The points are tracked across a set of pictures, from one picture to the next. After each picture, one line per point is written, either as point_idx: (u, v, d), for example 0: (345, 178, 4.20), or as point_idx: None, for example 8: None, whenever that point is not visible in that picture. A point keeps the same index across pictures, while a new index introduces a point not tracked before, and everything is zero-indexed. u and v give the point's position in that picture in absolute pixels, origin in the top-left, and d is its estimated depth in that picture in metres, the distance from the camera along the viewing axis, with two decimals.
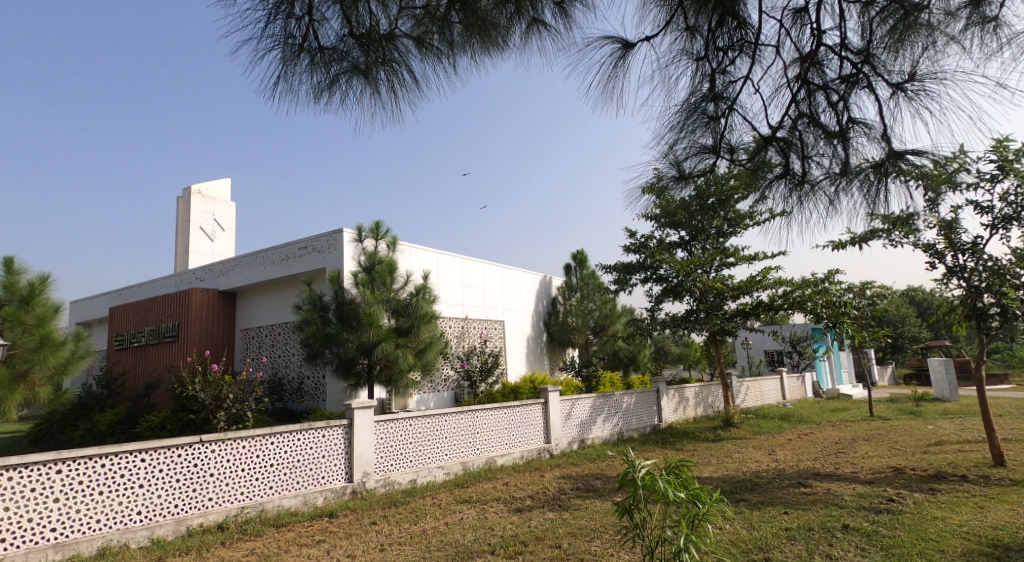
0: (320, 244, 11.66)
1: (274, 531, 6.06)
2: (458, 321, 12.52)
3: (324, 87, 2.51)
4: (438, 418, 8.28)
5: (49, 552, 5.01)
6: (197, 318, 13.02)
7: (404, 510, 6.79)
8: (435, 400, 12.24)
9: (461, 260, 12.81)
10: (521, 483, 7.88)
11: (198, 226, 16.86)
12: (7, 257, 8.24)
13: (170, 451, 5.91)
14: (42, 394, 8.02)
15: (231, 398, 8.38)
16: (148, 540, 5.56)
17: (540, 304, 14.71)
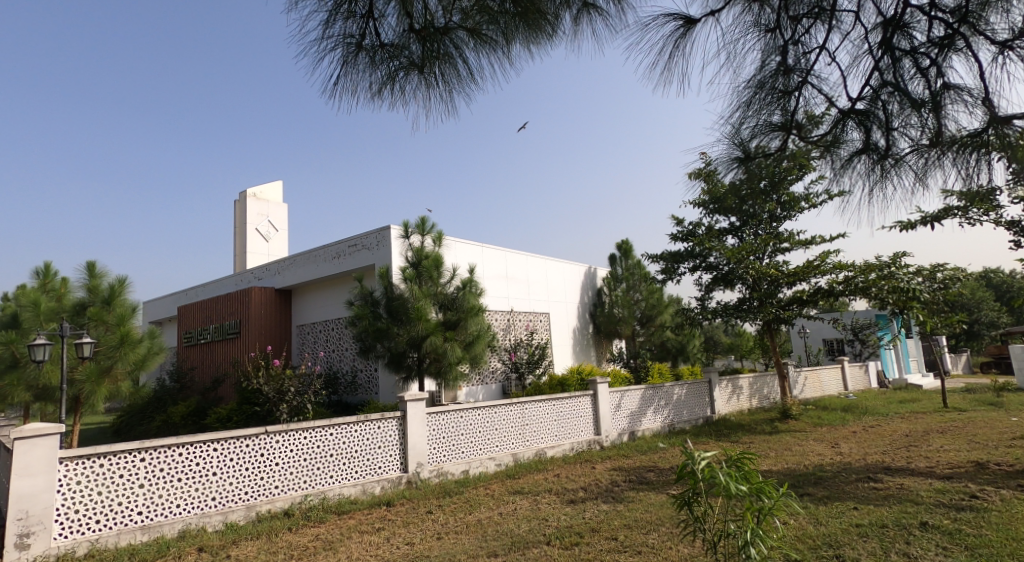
0: (369, 241, 11.93)
1: (337, 518, 6.27)
2: (504, 314, 12.60)
3: (384, 84, 2.59)
4: (488, 410, 8.37)
5: (136, 533, 5.34)
6: (257, 315, 13.55)
7: (459, 500, 6.91)
8: (483, 392, 12.38)
9: (505, 253, 12.85)
10: (573, 474, 7.89)
11: (253, 227, 17.50)
12: (88, 262, 8.76)
13: (238, 441, 6.18)
14: (123, 389, 8.56)
15: (292, 391, 8.72)
16: (222, 524, 5.84)
17: (585, 296, 14.62)
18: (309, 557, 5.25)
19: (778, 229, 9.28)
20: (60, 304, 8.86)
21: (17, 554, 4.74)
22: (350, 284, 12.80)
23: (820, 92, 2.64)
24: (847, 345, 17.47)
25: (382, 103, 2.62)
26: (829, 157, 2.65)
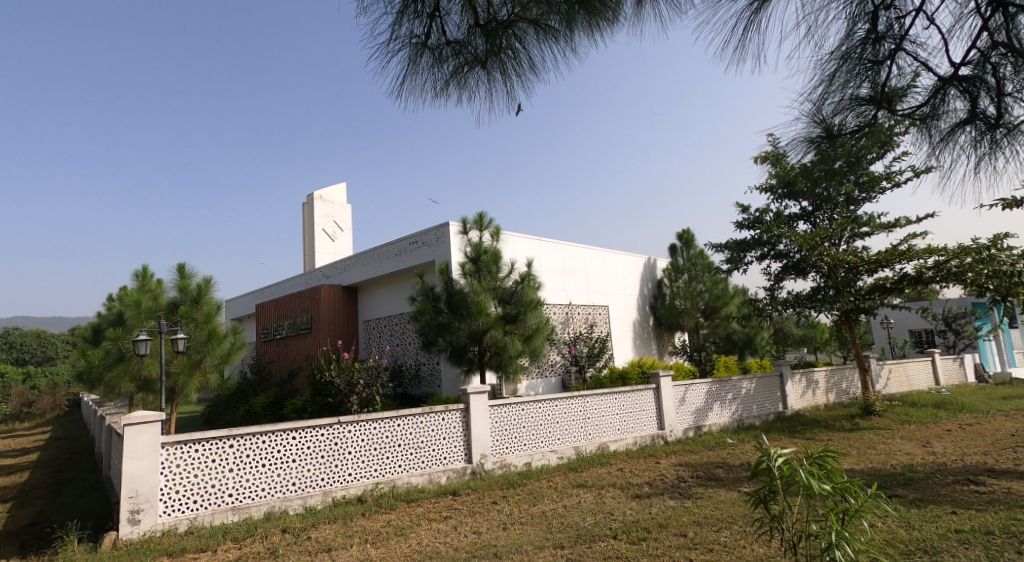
0: (428, 237, 12.16)
1: (406, 505, 6.47)
2: (562, 308, 12.56)
3: (449, 82, 2.67)
4: (550, 403, 8.39)
5: (227, 514, 5.74)
6: (326, 310, 14.11)
7: (523, 491, 6.98)
8: (543, 385, 12.43)
9: (562, 246, 12.80)
10: (637, 469, 7.81)
11: (320, 228, 18.16)
12: (179, 263, 9.34)
13: (314, 430, 6.48)
14: (212, 381, 9.17)
15: (361, 383, 9.04)
16: (302, 508, 6.15)
17: (645, 288, 14.38)
18: (381, 542, 5.45)
19: (856, 213, 8.85)
20: (155, 303, 9.48)
21: (128, 529, 5.24)
22: (412, 279, 13.09)
23: (915, 55, 2.50)
24: (939, 336, 16.46)
25: (445, 99, 2.71)
26: (928, 128, 2.58)
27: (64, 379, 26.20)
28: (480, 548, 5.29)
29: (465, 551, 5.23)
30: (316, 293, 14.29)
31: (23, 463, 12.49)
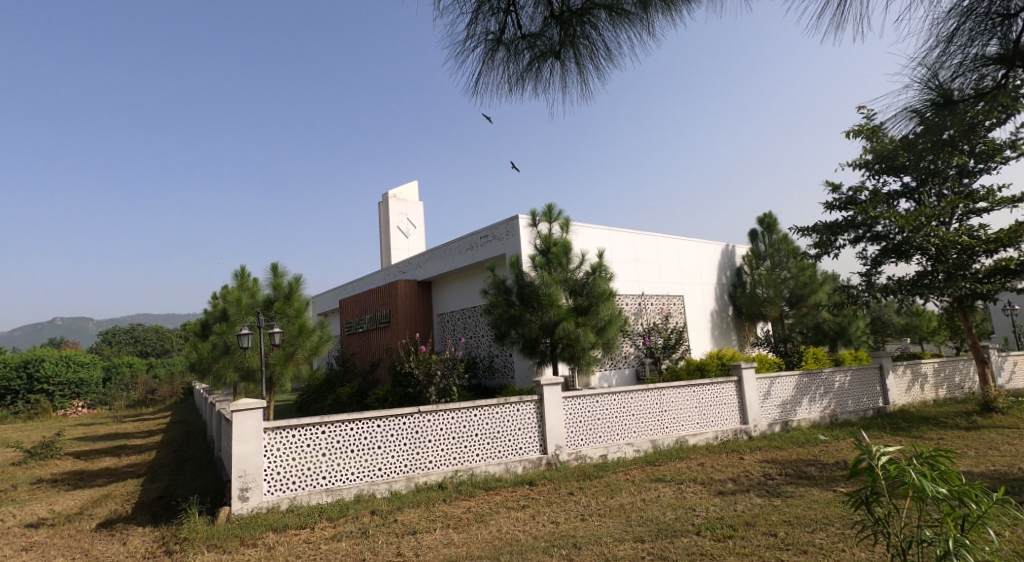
0: (498, 231, 12.24)
1: (485, 493, 6.58)
2: (635, 299, 12.34)
3: (523, 76, 2.66)
4: (624, 396, 8.26)
5: (322, 495, 6.16)
6: (403, 304, 14.54)
7: (600, 483, 6.93)
8: (617, 378, 12.34)
9: (633, 235, 12.53)
10: (719, 464, 7.57)
11: (394, 226, 18.69)
12: (273, 263, 9.88)
13: (396, 419, 6.73)
14: (304, 371, 9.75)
15: (439, 374, 9.25)
16: (388, 492, 6.47)
17: (723, 276, 13.85)
18: (463, 528, 5.57)
19: (970, 187, 8.15)
20: (253, 300, 10.09)
21: (238, 505, 5.82)
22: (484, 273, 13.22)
23: None
24: None
25: (520, 92, 2.71)
26: None
27: (181, 367, 28.85)
28: (559, 538, 5.29)
29: (544, 540, 5.25)
30: (393, 288, 14.75)
31: (148, 443, 13.86)
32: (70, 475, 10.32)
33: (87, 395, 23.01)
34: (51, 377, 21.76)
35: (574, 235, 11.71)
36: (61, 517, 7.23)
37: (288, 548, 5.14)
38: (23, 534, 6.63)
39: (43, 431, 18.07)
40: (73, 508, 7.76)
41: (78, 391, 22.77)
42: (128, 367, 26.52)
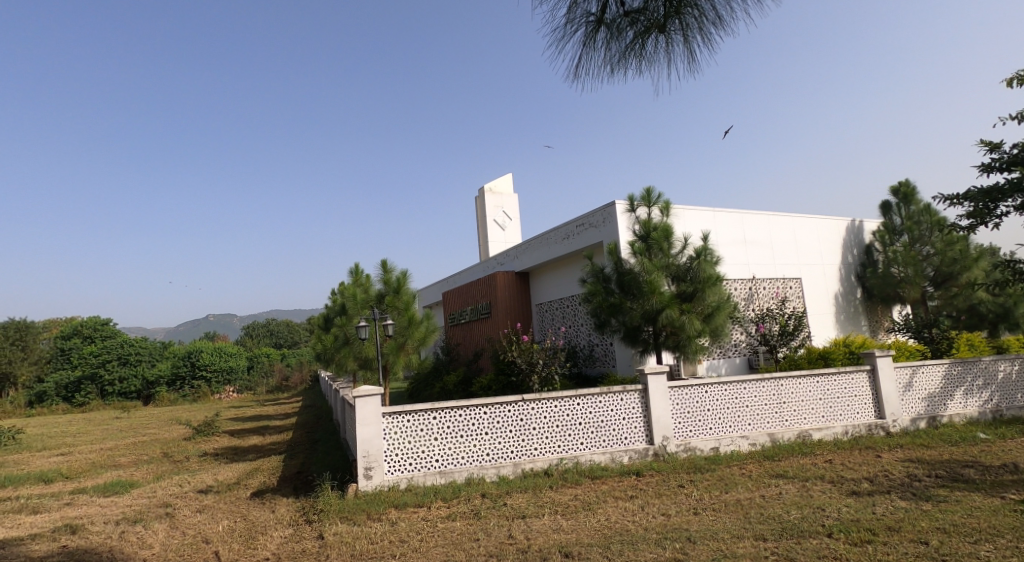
0: (595, 219, 11.91)
1: (592, 482, 6.49)
2: (746, 283, 11.58)
3: (625, 56, 2.48)
4: (737, 386, 7.71)
5: (436, 476, 6.54)
6: (502, 295, 14.66)
7: (713, 477, 6.52)
8: (727, 366, 11.76)
9: (742, 215, 11.72)
10: (851, 462, 6.87)
11: (490, 219, 18.82)
12: (383, 260, 10.21)
13: (501, 407, 6.87)
14: (415, 361, 10.15)
15: (541, 363, 9.13)
16: (496, 476, 6.64)
17: (848, 255, 12.64)
18: (571, 515, 5.53)
19: None
20: (367, 294, 10.55)
21: (365, 482, 6.37)
22: (582, 262, 12.95)
23: None
24: None
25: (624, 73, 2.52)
26: None
27: (311, 355, 31.31)
28: (672, 531, 5.02)
29: (655, 532, 5.00)
30: (492, 280, 14.92)
31: (285, 424, 15.15)
32: (226, 449, 11.53)
33: (236, 381, 25.92)
34: (209, 366, 25.10)
35: (675, 218, 11.18)
36: (223, 485, 8.06)
37: (409, 525, 5.52)
38: (195, 498, 7.47)
39: (204, 411, 20.53)
40: (231, 477, 8.63)
41: (228, 377, 25.71)
42: (266, 357, 29.41)
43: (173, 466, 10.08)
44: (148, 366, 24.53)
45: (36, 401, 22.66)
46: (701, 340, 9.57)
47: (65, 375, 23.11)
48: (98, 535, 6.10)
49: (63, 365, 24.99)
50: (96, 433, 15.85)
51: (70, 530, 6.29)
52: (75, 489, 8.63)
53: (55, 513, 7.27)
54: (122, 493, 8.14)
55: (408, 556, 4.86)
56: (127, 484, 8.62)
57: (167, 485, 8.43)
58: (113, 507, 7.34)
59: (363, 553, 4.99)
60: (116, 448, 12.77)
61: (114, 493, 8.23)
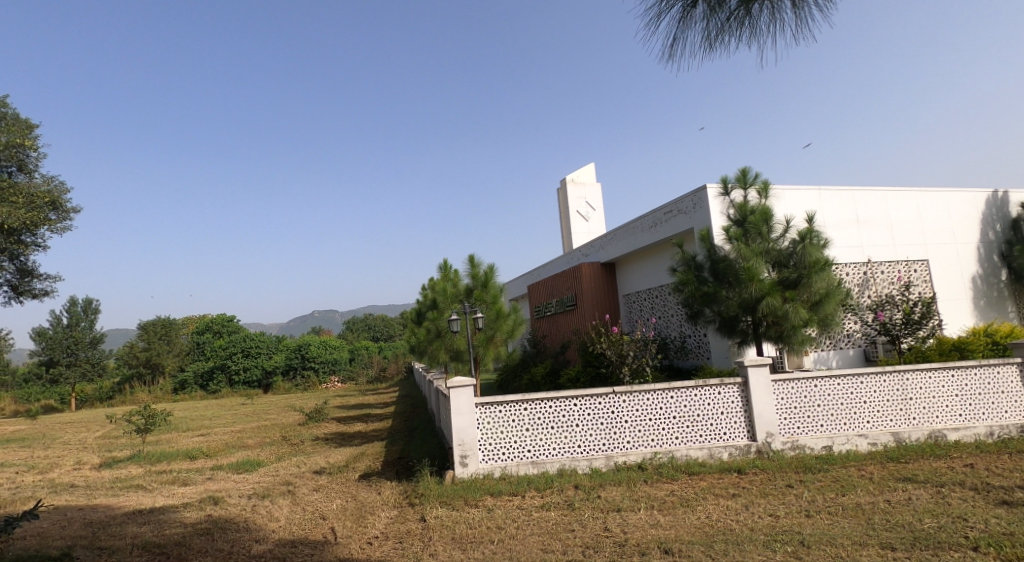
0: (685, 205, 11.23)
1: (689, 478, 6.10)
2: (860, 267, 10.54)
3: (726, 26, 2.32)
4: (853, 379, 6.93)
5: (529, 467, 6.38)
6: (588, 286, 14.30)
7: (826, 477, 5.89)
8: (838, 358, 10.80)
9: (853, 192, 10.64)
10: (998, 467, 5.98)
11: (573, 210, 18.45)
12: (470, 254, 10.24)
13: (591, 400, 6.58)
14: (504, 353, 10.12)
15: (632, 355, 8.71)
16: (588, 469, 6.40)
17: (986, 233, 11.20)
18: (668, 511, 5.19)
19: None
20: (457, 288, 10.61)
21: (461, 469, 6.34)
22: (671, 250, 12.31)
23: None
24: None
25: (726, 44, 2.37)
26: None
27: (405, 346, 32.19)
28: (783, 533, 4.55)
29: (763, 533, 4.56)
30: (577, 272, 14.60)
31: (385, 412, 15.64)
32: (335, 434, 12.03)
33: (340, 371, 27.24)
34: (317, 357, 26.60)
35: (774, 200, 10.34)
36: (335, 466, 8.36)
37: (505, 512, 5.43)
38: (312, 477, 7.77)
39: (313, 399, 21.77)
40: (341, 460, 8.94)
41: (334, 368, 27.00)
42: (365, 350, 30.79)
43: (291, 448, 10.63)
44: (266, 357, 26.46)
45: (180, 388, 25.80)
46: (808, 330, 8.74)
47: (201, 366, 25.98)
48: (236, 507, 6.49)
49: (198, 357, 27.59)
50: (227, 417, 17.22)
51: (212, 501, 6.74)
52: (214, 466, 9.31)
53: (199, 486, 7.85)
54: (252, 471, 8.66)
55: (505, 543, 4.76)
56: (255, 462, 9.18)
57: (288, 465, 8.87)
58: (246, 482, 7.81)
59: (462, 537, 4.95)
60: (246, 431, 13.73)
61: (245, 470, 8.78)
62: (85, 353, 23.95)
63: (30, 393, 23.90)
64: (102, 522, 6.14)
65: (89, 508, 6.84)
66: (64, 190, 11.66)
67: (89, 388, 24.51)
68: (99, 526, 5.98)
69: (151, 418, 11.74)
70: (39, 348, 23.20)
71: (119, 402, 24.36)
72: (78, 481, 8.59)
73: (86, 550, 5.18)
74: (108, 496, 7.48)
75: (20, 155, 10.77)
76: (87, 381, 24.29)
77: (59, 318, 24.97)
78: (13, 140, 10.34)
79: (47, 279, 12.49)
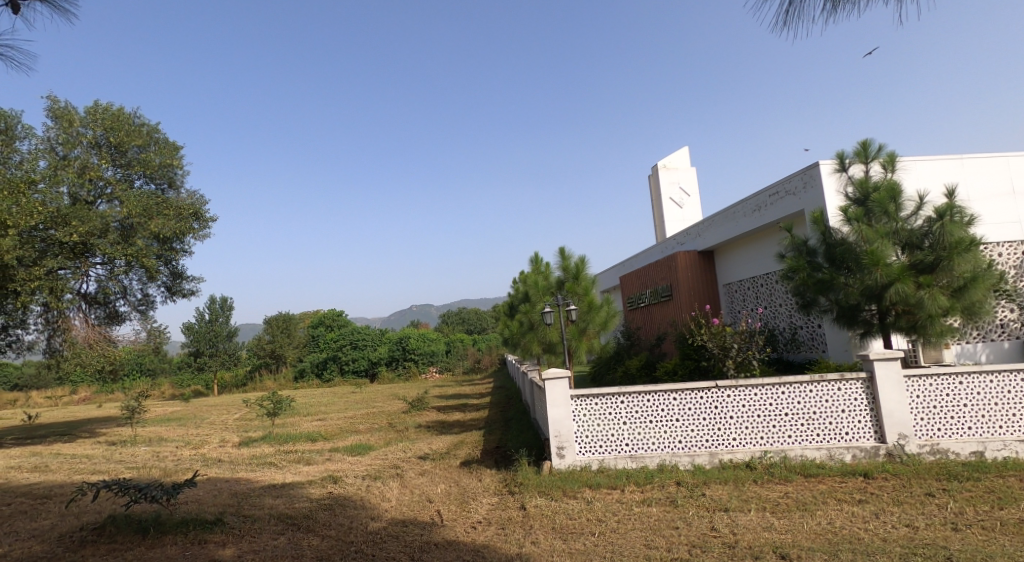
0: (794, 185, 10.14)
1: (805, 480, 5.40)
2: (1016, 246, 9.10)
3: None
4: (1010, 375, 5.77)
5: (627, 461, 5.95)
6: (685, 275, 13.49)
7: (977, 487, 4.97)
8: (987, 352, 9.37)
9: (1006, 159, 9.14)
10: None
11: (666, 197, 17.53)
12: (561, 245, 9.95)
13: (693, 393, 6.02)
14: (597, 346, 9.72)
15: (737, 347, 7.83)
16: (690, 466, 5.84)
17: None
18: (783, 514, 4.59)
19: None
20: (549, 281, 10.37)
21: (557, 460, 6.03)
22: (778, 235, 11.22)
23: None
24: None
25: None
26: None
27: (498, 339, 32.33)
28: (924, 546, 3.84)
29: (899, 545, 3.88)
30: (672, 261, 13.82)
31: (482, 402, 15.66)
32: (435, 423, 12.15)
33: (438, 362, 27.65)
34: (417, 349, 27.36)
35: (904, 173, 9.09)
36: (438, 453, 8.33)
37: (604, 505, 5.04)
38: (417, 462, 7.80)
39: (415, 389, 22.37)
40: (442, 447, 8.93)
41: (431, 359, 27.61)
42: (461, 343, 31.30)
43: (398, 434, 10.84)
44: (372, 349, 27.72)
45: (299, 376, 27.57)
46: (947, 319, 7.25)
47: (317, 356, 27.65)
48: (354, 486, 6.58)
49: (313, 347, 29.28)
50: (341, 404, 18.06)
51: (333, 480, 6.90)
52: (332, 448, 9.64)
53: (321, 465, 8.11)
54: (365, 454, 8.85)
55: (605, 536, 4.38)
56: (366, 446, 9.40)
57: (396, 450, 8.99)
58: (360, 464, 7.97)
59: (562, 527, 4.63)
60: (357, 417, 14.26)
61: (359, 453, 8.99)
62: (224, 344, 26.25)
63: (182, 379, 26.71)
64: (245, 493, 6.45)
65: (234, 480, 7.26)
66: (204, 202, 12.50)
67: (228, 375, 26.84)
68: (241, 497, 6.27)
69: (278, 403, 12.44)
70: (187, 340, 26.11)
71: (250, 388, 26.51)
72: (223, 456, 9.21)
73: (235, 517, 5.39)
74: (248, 471, 7.92)
75: (170, 173, 11.61)
76: (225, 370, 26.62)
77: (202, 314, 27.63)
78: (166, 161, 11.25)
79: (193, 281, 13.44)
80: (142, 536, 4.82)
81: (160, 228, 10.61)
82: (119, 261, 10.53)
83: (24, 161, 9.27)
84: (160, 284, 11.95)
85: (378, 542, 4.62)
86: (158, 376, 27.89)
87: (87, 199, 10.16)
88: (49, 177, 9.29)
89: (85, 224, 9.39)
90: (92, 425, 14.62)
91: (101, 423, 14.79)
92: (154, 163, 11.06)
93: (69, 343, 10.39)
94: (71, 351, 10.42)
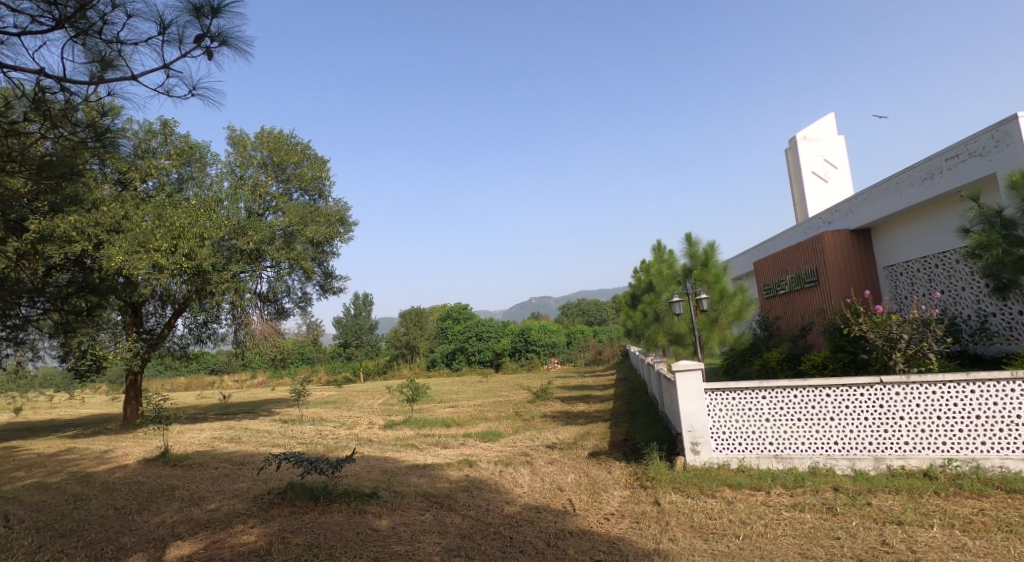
0: (980, 145, 8.80)
1: (1007, 496, 4.67)
2: None
3: None
4: None
5: (773, 461, 5.65)
6: (834, 260, 12.33)
7: None
8: None
9: None
10: None
11: (808, 171, 16.12)
12: (687, 232, 9.62)
13: (851, 389, 5.50)
14: (730, 337, 9.28)
15: (906, 338, 6.91)
16: (850, 470, 5.41)
17: None
18: (979, 533, 4.06)
19: None
20: (676, 270, 10.13)
21: (692, 457, 5.88)
22: (958, 204, 9.87)
23: None
24: None
25: None
26: None
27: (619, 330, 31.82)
28: None
29: None
30: (818, 241, 12.73)
31: (607, 393, 15.58)
32: (560, 413, 12.31)
33: (559, 354, 28.01)
34: (538, 341, 27.85)
35: None
36: (565, 443, 8.45)
37: (748, 507, 4.83)
38: (546, 451, 7.97)
39: (540, 379, 22.81)
40: (569, 437, 9.03)
41: (553, 351, 27.98)
42: (581, 334, 31.29)
43: (524, 422, 11.13)
44: (495, 340, 28.61)
45: (432, 365, 29.30)
46: None
47: (446, 347, 29.19)
48: (487, 470, 6.89)
49: (443, 339, 30.75)
50: (471, 392, 18.90)
51: (468, 463, 7.28)
52: (465, 433, 10.14)
53: (456, 449, 8.58)
54: (495, 440, 9.21)
55: (752, 539, 4.21)
56: (497, 433, 9.77)
57: (524, 438, 9.24)
58: (491, 450, 8.31)
59: (701, 526, 4.52)
60: (486, 405, 14.83)
61: (489, 439, 9.37)
62: (367, 336, 28.60)
63: (334, 367, 29.45)
64: (394, 471, 7.01)
65: (383, 459, 7.92)
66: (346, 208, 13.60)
67: (371, 364, 29.13)
68: (389, 474, 6.82)
69: (415, 390, 13.29)
70: (336, 333, 28.53)
71: (391, 376, 28.62)
72: (372, 437, 10.07)
73: (387, 492, 5.89)
74: (394, 451, 8.60)
75: (320, 184, 12.65)
76: (368, 359, 28.88)
77: (348, 309, 30.26)
78: (319, 175, 12.32)
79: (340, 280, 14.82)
80: (314, 502, 5.42)
81: (313, 234, 11.67)
82: (284, 265, 11.75)
83: (212, 183, 10.71)
84: (315, 284, 13.21)
85: (514, 524, 4.82)
86: (315, 363, 30.98)
87: (258, 213, 11.55)
88: (230, 196, 10.67)
89: (257, 233, 10.70)
90: (265, 405, 16.67)
91: (273, 404, 16.80)
92: (307, 177, 12.11)
93: (251, 335, 11.94)
94: (250, 342, 11.95)
